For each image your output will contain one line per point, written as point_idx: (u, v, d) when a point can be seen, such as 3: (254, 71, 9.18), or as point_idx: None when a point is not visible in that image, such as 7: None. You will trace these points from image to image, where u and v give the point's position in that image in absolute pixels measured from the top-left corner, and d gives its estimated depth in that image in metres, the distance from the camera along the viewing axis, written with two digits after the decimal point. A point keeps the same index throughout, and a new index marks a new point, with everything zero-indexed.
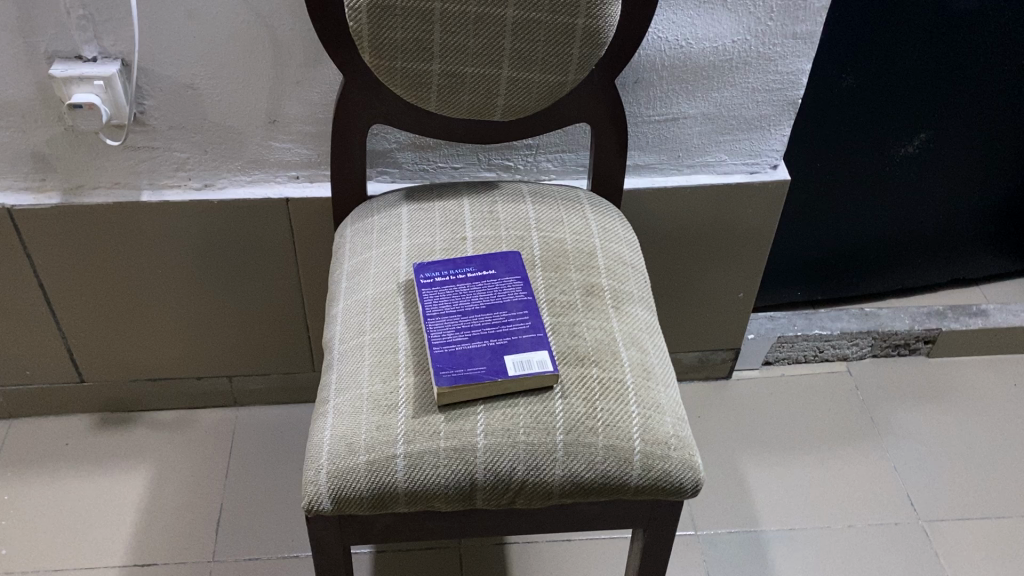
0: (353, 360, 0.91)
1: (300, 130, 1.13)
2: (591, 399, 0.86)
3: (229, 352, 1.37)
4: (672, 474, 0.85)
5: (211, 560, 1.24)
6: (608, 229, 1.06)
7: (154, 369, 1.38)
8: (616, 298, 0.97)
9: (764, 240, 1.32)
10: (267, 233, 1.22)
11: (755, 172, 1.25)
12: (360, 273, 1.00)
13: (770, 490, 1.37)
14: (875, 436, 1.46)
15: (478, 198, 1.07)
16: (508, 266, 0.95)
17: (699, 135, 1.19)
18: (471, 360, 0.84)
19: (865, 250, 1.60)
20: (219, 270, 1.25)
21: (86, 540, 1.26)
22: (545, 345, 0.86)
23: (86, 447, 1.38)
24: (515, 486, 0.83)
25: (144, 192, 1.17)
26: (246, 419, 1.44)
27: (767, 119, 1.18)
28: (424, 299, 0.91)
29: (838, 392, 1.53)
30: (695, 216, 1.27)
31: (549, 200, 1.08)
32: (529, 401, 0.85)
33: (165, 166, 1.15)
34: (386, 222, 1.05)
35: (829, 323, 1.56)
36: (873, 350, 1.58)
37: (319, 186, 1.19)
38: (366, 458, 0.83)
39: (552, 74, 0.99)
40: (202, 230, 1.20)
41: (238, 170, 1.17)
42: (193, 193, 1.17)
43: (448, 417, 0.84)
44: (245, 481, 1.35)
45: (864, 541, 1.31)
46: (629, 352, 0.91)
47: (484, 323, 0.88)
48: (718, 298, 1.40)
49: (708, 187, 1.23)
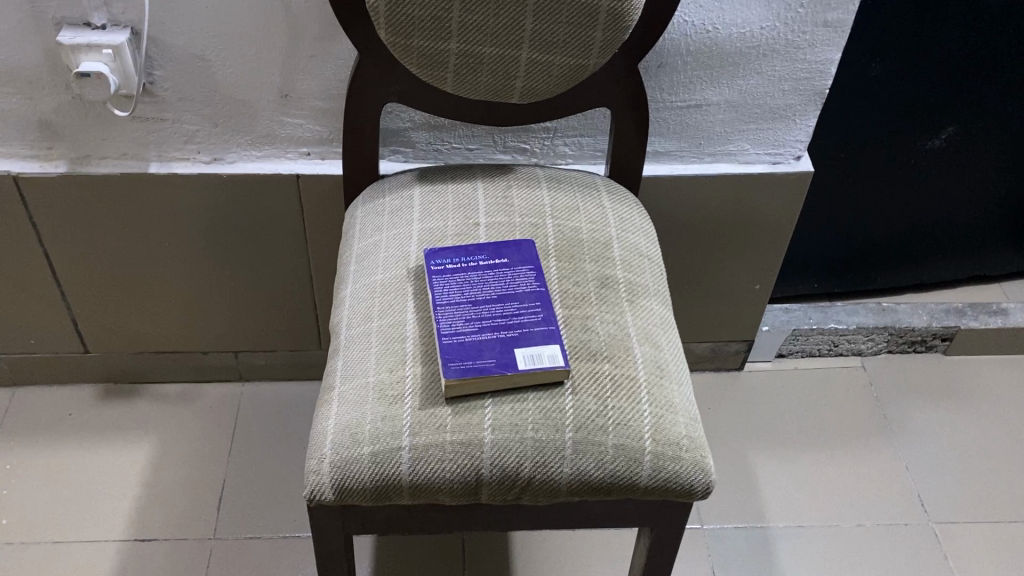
0: (360, 347, 0.89)
1: (313, 106, 1.10)
2: (602, 396, 0.84)
3: (235, 328, 1.35)
4: (683, 476, 0.83)
5: (212, 538, 1.24)
6: (624, 219, 1.03)
7: (160, 342, 1.36)
8: (631, 292, 0.94)
9: (783, 233, 1.29)
10: (277, 209, 1.19)
11: (778, 163, 1.21)
12: (370, 257, 0.98)
13: (779, 485, 1.35)
14: (888, 434, 1.44)
15: (492, 182, 1.05)
16: (522, 255, 0.93)
17: (723, 123, 1.16)
18: (480, 352, 0.82)
19: (885, 243, 1.57)
20: (227, 244, 1.23)
21: (88, 513, 1.25)
22: (556, 339, 0.84)
23: (89, 418, 1.37)
24: (521, 482, 0.81)
25: (152, 164, 1.14)
26: (251, 395, 1.42)
27: (794, 108, 1.15)
28: (434, 286, 0.89)
29: (851, 388, 1.51)
30: (715, 205, 1.24)
31: (565, 186, 1.05)
32: (538, 396, 0.83)
33: (174, 138, 1.12)
34: (398, 205, 1.03)
35: (845, 317, 1.53)
36: (889, 346, 1.55)
37: (330, 164, 1.16)
38: (370, 450, 0.81)
39: (574, 56, 0.96)
40: (211, 203, 1.18)
41: (248, 144, 1.14)
42: (202, 167, 1.14)
43: (455, 410, 0.82)
44: (248, 460, 1.33)
45: (871, 540, 1.29)
46: (643, 348, 0.89)
47: (495, 315, 0.86)
48: (734, 289, 1.37)
49: (729, 176, 1.20)
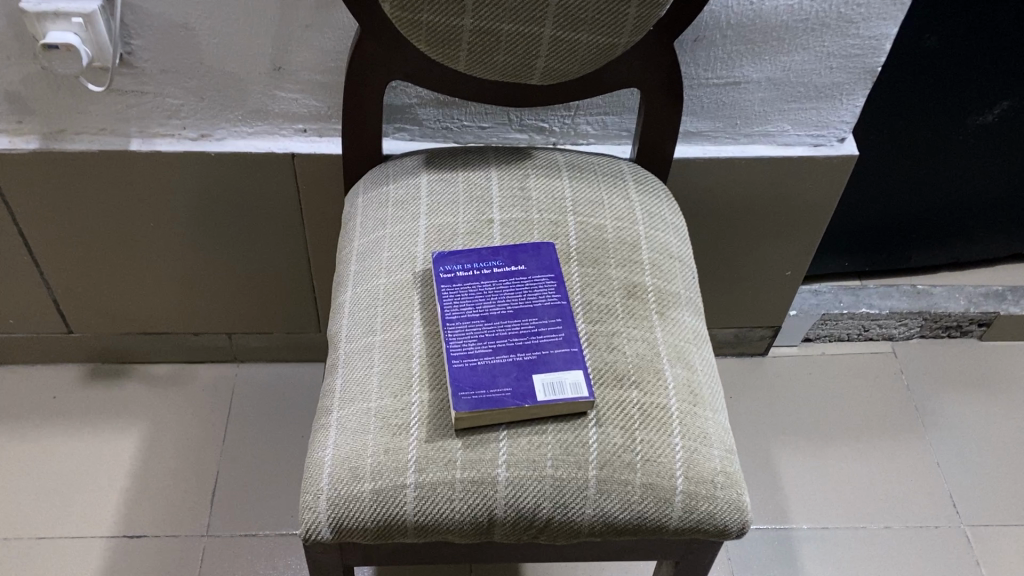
0: (361, 364, 0.80)
1: (308, 79, 0.99)
2: (630, 428, 0.75)
3: (228, 310, 1.27)
4: (717, 517, 0.75)
5: (204, 534, 1.17)
6: (653, 214, 0.93)
7: (147, 323, 1.28)
8: (661, 302, 0.85)
9: (820, 219, 1.19)
10: (271, 188, 1.09)
11: (819, 145, 1.10)
12: (372, 256, 0.88)
13: (804, 483, 1.28)
14: (919, 428, 1.36)
15: (507, 169, 0.95)
16: (540, 261, 0.84)
17: (762, 102, 1.04)
18: (494, 379, 0.74)
19: (924, 222, 1.46)
20: (218, 224, 1.14)
21: (74, 507, 1.18)
22: (579, 364, 0.76)
23: (75, 402, 1.29)
24: (539, 524, 0.74)
25: (133, 141, 1.04)
26: (246, 378, 1.34)
27: (841, 87, 1.04)
28: (443, 298, 0.80)
29: (880, 375, 1.43)
30: (748, 189, 1.14)
31: (588, 176, 0.95)
32: (558, 428, 0.75)
33: (156, 113, 1.01)
34: (404, 195, 0.93)
35: (878, 300, 1.44)
36: (922, 331, 1.46)
37: (328, 142, 1.06)
38: (372, 487, 0.73)
39: (603, 35, 0.85)
40: (201, 182, 1.08)
41: (237, 120, 1.03)
42: (188, 144, 1.04)
43: (467, 444, 0.73)
44: (243, 448, 1.26)
45: (899, 544, 1.22)
46: (674, 369, 0.80)
47: (512, 334, 0.77)
48: (763, 275, 1.28)
49: (766, 159, 1.09)
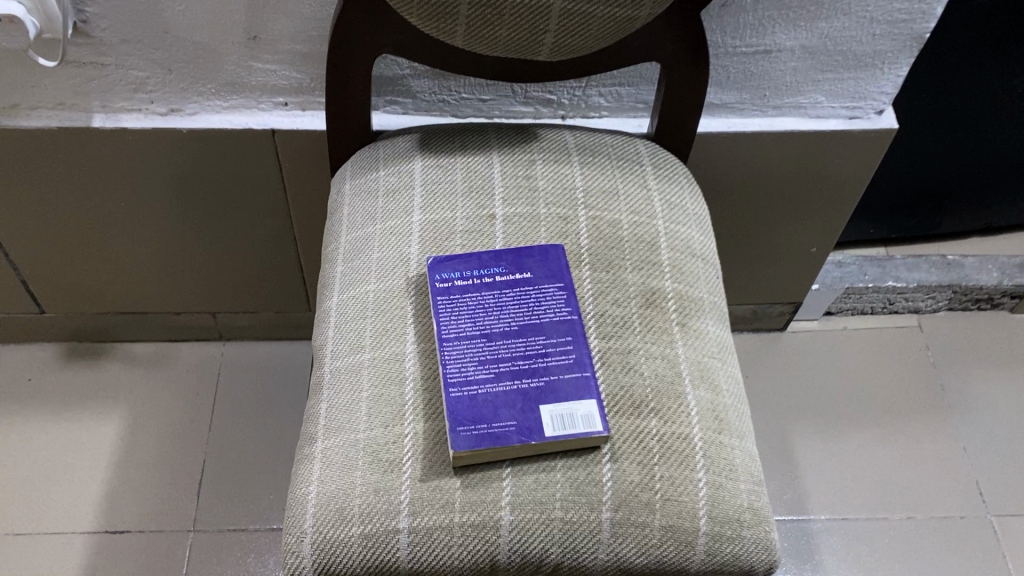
0: (349, 386, 0.72)
1: (288, 49, 0.88)
2: (648, 463, 0.68)
3: (211, 289, 1.18)
4: (743, 559, 0.68)
5: (192, 529, 1.11)
6: (673, 205, 0.84)
7: (124, 302, 1.19)
8: (683, 311, 0.76)
9: (851, 195, 1.09)
10: (251, 166, 0.99)
11: (855, 117, 1.00)
12: (360, 257, 0.80)
13: (822, 471, 1.22)
14: (945, 409, 1.29)
15: (511, 153, 0.85)
16: (548, 267, 0.74)
17: (795, 72, 0.94)
18: (496, 412, 0.66)
19: (959, 187, 1.36)
20: (195, 203, 1.04)
21: (52, 500, 1.12)
22: (592, 392, 0.68)
23: (52, 385, 1.22)
24: (546, 569, 0.66)
25: (96, 116, 0.94)
26: (233, 358, 1.27)
27: (883, 55, 0.93)
28: (439, 313, 0.71)
29: (905, 352, 1.35)
30: (774, 164, 1.04)
31: (601, 161, 0.85)
32: (569, 465, 0.67)
33: (120, 86, 0.91)
34: (395, 184, 0.84)
35: (905, 273, 1.35)
36: (950, 303, 1.38)
37: (312, 116, 0.95)
38: (362, 531, 0.65)
39: (621, 7, 0.74)
40: (174, 160, 0.98)
41: (210, 93, 0.93)
42: (157, 120, 0.94)
43: (466, 483, 0.66)
44: (232, 435, 1.20)
45: (922, 537, 1.16)
46: (698, 392, 0.72)
47: (516, 356, 0.69)
48: (785, 252, 1.19)
49: (797, 134, 0.99)
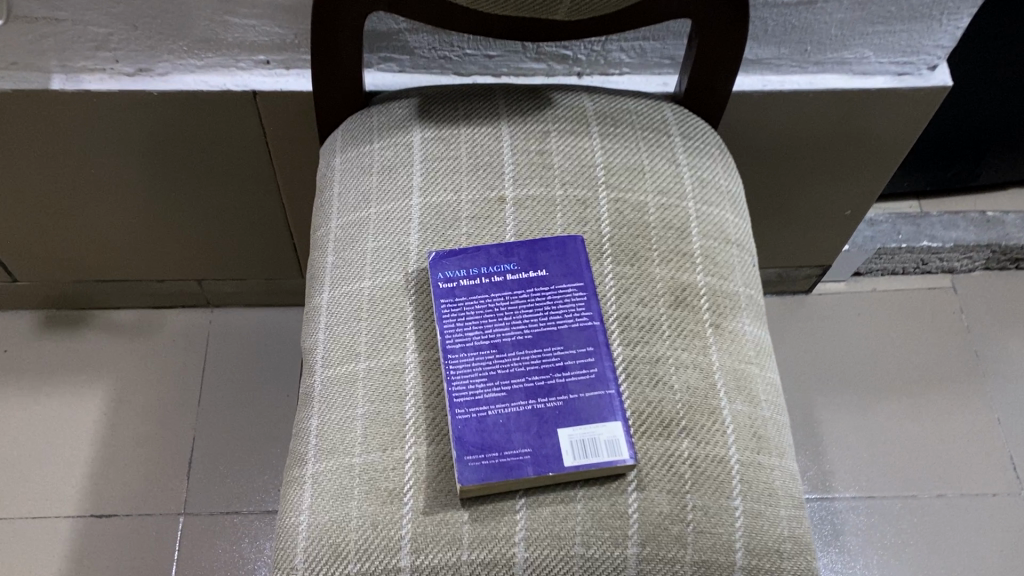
0: (343, 400, 0.64)
1: (266, 3, 0.77)
2: (679, 491, 0.60)
3: (195, 255, 1.10)
4: None
5: (182, 512, 1.05)
6: (704, 182, 0.75)
7: (102, 270, 1.11)
8: (717, 310, 0.68)
9: (893, 156, 0.99)
10: (232, 131, 0.89)
11: (905, 73, 0.90)
12: (354, 246, 0.71)
13: (848, 445, 1.16)
14: (979, 378, 1.21)
15: (522, 123, 0.75)
16: (565, 263, 0.66)
17: (841, 24, 0.83)
18: (508, 438, 0.58)
19: (1003, 138, 1.26)
20: (172, 169, 0.95)
21: (33, 482, 1.06)
22: (617, 412, 0.60)
23: (30, 357, 1.15)
24: None
25: (55, 78, 0.84)
26: (223, 326, 1.19)
27: (943, 6, 0.82)
28: (443, 319, 0.63)
29: (937, 315, 1.27)
30: (812, 125, 0.94)
31: (623, 131, 0.75)
32: (591, 494, 0.59)
33: (80, 44, 0.81)
34: (392, 159, 0.74)
35: (941, 231, 1.26)
36: (987, 263, 1.29)
37: (297, 76, 0.85)
38: (358, 570, 0.58)
39: None
40: (145, 124, 0.88)
41: (182, 51, 0.82)
42: (123, 82, 0.84)
43: (475, 516, 0.58)
44: (223, 410, 1.13)
45: (953, 515, 1.10)
46: (733, 406, 0.64)
47: (530, 370, 0.61)
48: (815, 214, 1.10)
49: (840, 93, 0.89)
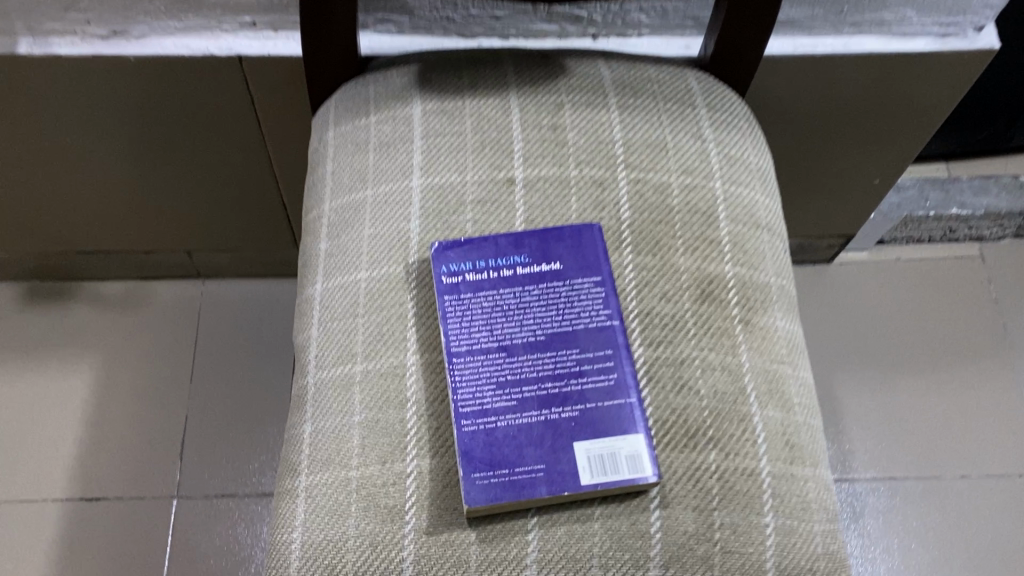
0: (340, 406, 0.59)
1: None
2: (706, 509, 0.55)
3: (183, 226, 1.04)
4: None
5: (175, 496, 1.01)
6: (732, 159, 0.68)
7: (86, 241, 1.05)
8: (746, 303, 0.62)
9: (929, 123, 0.93)
10: (218, 98, 0.83)
11: (948, 35, 0.82)
12: (350, 233, 0.65)
13: (869, 424, 1.11)
14: (1007, 352, 1.16)
15: (532, 94, 0.69)
16: (580, 254, 0.60)
17: None
18: (519, 454, 0.53)
19: None
20: (155, 138, 0.88)
21: (20, 464, 1.01)
22: (638, 424, 0.54)
23: (13, 331, 1.09)
24: None
25: (22, 41, 0.77)
26: (215, 299, 1.14)
27: None
28: (447, 319, 0.58)
29: (964, 285, 1.21)
30: (845, 90, 0.87)
31: (644, 103, 0.69)
32: (610, 513, 0.53)
33: (47, 4, 0.74)
34: (390, 135, 0.68)
35: (970, 198, 1.21)
36: (1018, 230, 1.23)
37: (287, 39, 0.78)
38: None
39: None
40: (123, 91, 0.81)
41: (159, 12, 0.75)
42: (97, 46, 0.77)
43: (483, 538, 0.53)
44: (216, 387, 1.08)
45: (977, 498, 1.06)
46: (764, 412, 0.59)
47: (543, 376, 0.55)
48: (842, 183, 1.03)
49: (877, 56, 0.82)
